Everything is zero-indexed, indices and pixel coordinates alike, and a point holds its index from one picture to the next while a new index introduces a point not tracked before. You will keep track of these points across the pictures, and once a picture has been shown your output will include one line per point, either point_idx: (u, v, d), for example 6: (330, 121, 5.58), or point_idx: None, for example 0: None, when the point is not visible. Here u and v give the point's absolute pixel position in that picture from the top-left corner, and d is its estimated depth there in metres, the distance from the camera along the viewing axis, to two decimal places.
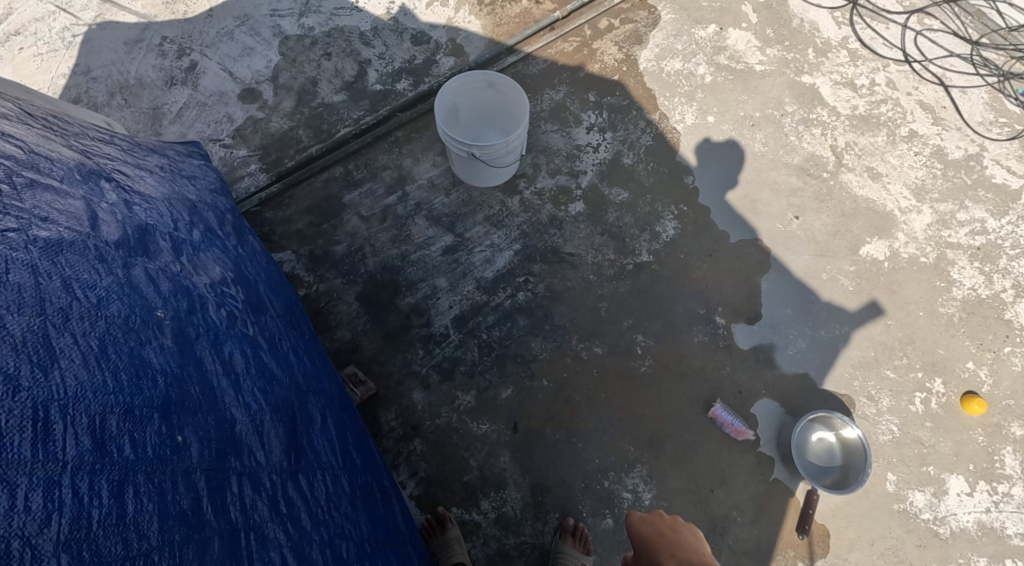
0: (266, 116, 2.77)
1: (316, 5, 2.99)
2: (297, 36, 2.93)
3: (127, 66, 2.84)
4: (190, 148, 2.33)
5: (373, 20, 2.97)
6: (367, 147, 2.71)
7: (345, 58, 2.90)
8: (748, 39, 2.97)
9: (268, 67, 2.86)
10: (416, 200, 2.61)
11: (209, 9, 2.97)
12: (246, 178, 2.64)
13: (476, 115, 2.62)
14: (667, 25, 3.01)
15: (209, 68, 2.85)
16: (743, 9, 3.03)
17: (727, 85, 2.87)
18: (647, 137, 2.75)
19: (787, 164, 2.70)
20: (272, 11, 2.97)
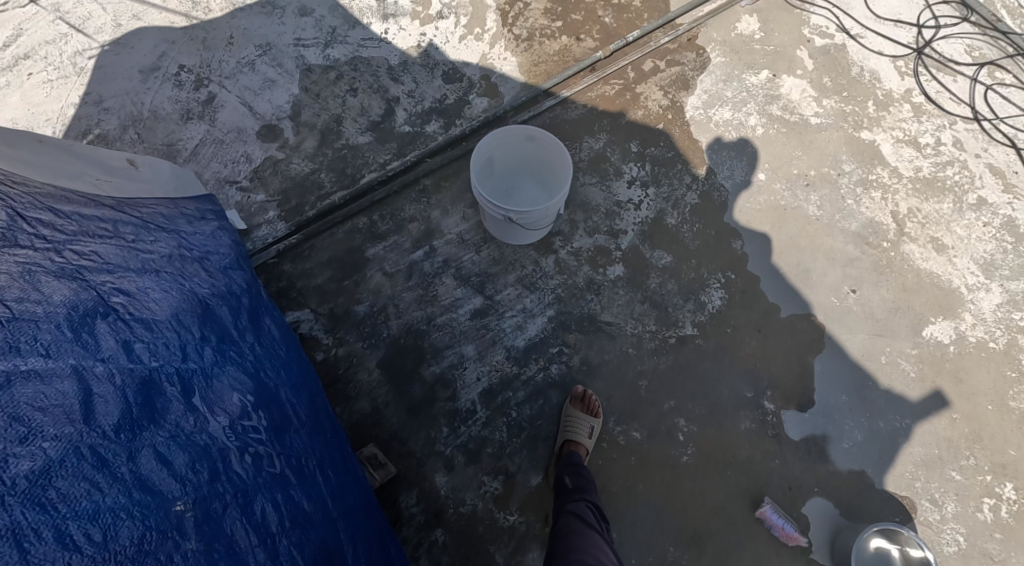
0: (286, 157, 2.59)
1: (342, 36, 2.83)
2: (322, 69, 2.77)
3: (141, 96, 2.66)
4: (203, 212, 2.15)
5: (401, 53, 2.82)
6: (392, 196, 2.53)
7: (372, 95, 2.72)
8: (803, 88, 2.77)
9: (290, 102, 2.69)
10: (444, 256, 2.44)
11: (229, 36, 2.80)
12: (264, 225, 2.47)
13: (510, 166, 2.43)
14: (716, 69, 2.82)
15: (228, 102, 2.68)
16: (799, 54, 2.84)
17: (780, 139, 2.67)
18: (693, 195, 2.56)
19: (843, 230, 2.50)
20: (295, 41, 2.81)
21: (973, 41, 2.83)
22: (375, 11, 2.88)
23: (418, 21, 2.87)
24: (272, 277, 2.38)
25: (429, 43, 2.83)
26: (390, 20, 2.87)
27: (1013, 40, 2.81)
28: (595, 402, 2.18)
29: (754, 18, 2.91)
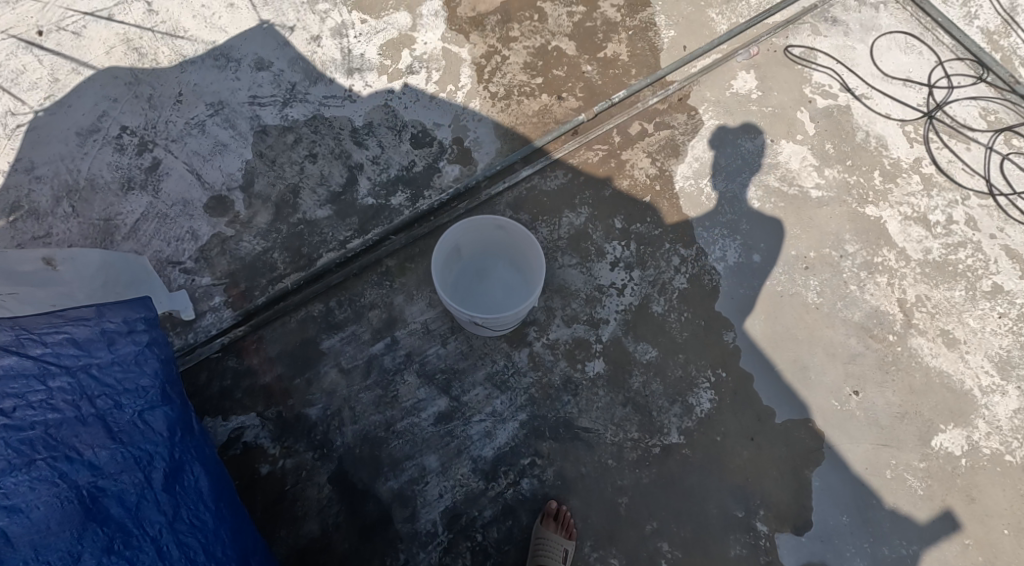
0: (236, 234, 2.36)
1: (302, 92, 2.58)
2: (278, 131, 2.52)
3: (77, 162, 2.41)
4: (132, 322, 1.90)
5: (367, 113, 2.56)
6: (351, 279, 2.30)
7: (333, 161, 2.48)
8: (804, 156, 2.55)
9: (243, 170, 2.45)
10: (407, 349, 2.22)
11: (178, 93, 2.54)
12: (209, 313, 2.24)
13: (479, 251, 2.27)
14: (709, 133, 2.60)
15: (174, 169, 2.43)
16: (799, 116, 2.61)
17: (777, 215, 2.45)
18: (682, 279, 2.35)
19: (845, 321, 2.28)
20: (250, 98, 2.56)
21: (988, 103, 2.60)
22: (339, 64, 2.63)
23: (385, 76, 2.61)
24: (215, 375, 2.16)
25: (396, 101, 2.58)
26: (356, 74, 2.62)
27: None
28: (569, 520, 2.01)
29: (752, 75, 2.69)
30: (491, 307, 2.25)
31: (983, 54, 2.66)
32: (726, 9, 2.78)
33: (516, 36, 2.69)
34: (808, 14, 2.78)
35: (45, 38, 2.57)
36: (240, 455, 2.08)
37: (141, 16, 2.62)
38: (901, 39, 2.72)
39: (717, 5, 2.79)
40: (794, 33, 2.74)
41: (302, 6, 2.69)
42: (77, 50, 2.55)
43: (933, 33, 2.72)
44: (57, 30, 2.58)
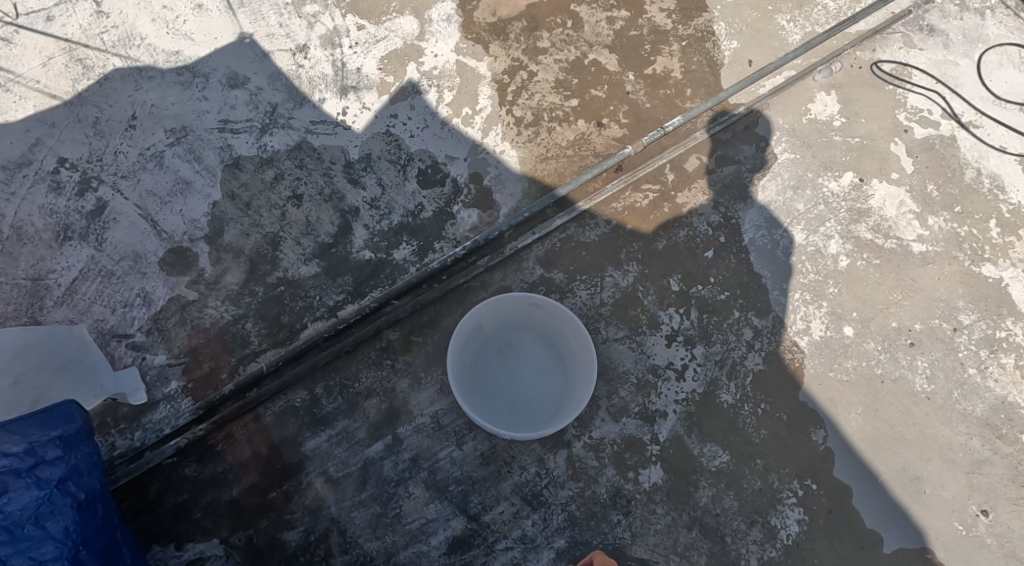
0: (199, 297, 1.89)
1: (285, 116, 2.09)
2: (255, 165, 2.04)
3: (2, 205, 1.92)
4: (39, 451, 1.52)
5: (364, 142, 2.09)
6: (342, 359, 1.83)
7: (322, 205, 2.01)
8: (901, 199, 2.06)
9: (210, 214, 1.98)
10: (413, 452, 1.77)
11: (131, 115, 2.05)
12: (162, 404, 1.76)
13: (502, 320, 1.82)
14: (783, 170, 2.11)
15: (123, 214, 1.95)
16: (893, 149, 2.11)
17: (872, 275, 1.97)
18: (755, 358, 1.89)
19: (965, 416, 1.82)
20: (221, 123, 2.07)
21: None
22: (331, 81, 2.14)
23: (385, 95, 2.14)
24: (168, 489, 1.71)
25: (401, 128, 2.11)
26: (350, 94, 2.13)
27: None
28: None
29: (832, 96, 2.19)
30: (518, 393, 1.81)
31: None
32: (798, 13, 2.27)
33: (545, 48, 2.21)
34: (900, 20, 2.25)
35: None
36: None
37: (88, 18, 2.11)
38: (1015, 52, 2.21)
39: (788, 8, 2.28)
40: (882, 44, 2.23)
41: (284, 6, 2.19)
42: (6, 60, 2.05)
43: None
44: None
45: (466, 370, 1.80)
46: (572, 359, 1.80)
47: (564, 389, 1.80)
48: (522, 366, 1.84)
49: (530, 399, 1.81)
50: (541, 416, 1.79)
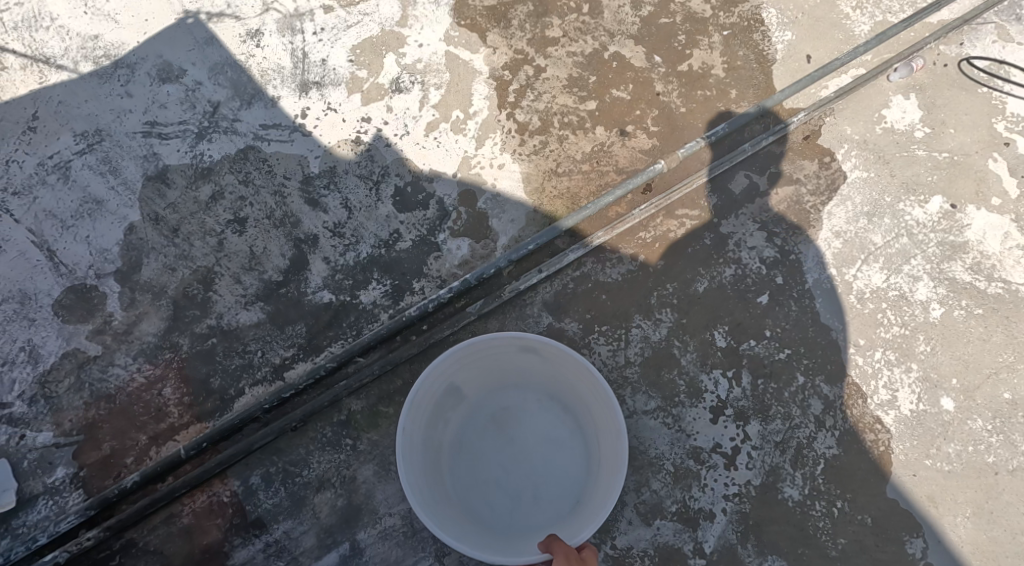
0: (106, 353, 1.46)
1: (228, 119, 1.65)
2: (187, 181, 1.60)
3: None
4: None
5: (327, 152, 1.65)
6: (287, 438, 1.41)
7: (271, 232, 1.58)
8: (1006, 232, 1.63)
9: (123, 240, 1.54)
10: (378, 564, 1.37)
11: (31, 113, 1.61)
12: (42, 499, 1.37)
13: (494, 380, 1.43)
14: (854, 192, 1.67)
15: (13, 242, 1.52)
16: (991, 166, 1.68)
17: (974, 329, 1.54)
18: (828, 440, 1.46)
19: None
20: (147, 125, 1.63)
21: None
22: (287, 75, 1.70)
23: (357, 96, 1.70)
24: None
25: (373, 138, 1.67)
26: (312, 91, 1.69)
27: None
28: None
29: (913, 98, 1.75)
30: (523, 477, 1.44)
31: None
32: None
33: (556, 37, 1.76)
34: (993, 7, 1.82)
35: None
36: None
37: None
38: None
39: None
40: (972, 36, 1.80)
41: None
42: None
43: None
44: None
45: (452, 452, 1.44)
46: (591, 426, 1.41)
47: (583, 466, 1.42)
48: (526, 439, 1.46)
49: (537, 483, 1.43)
50: (557, 506, 1.41)
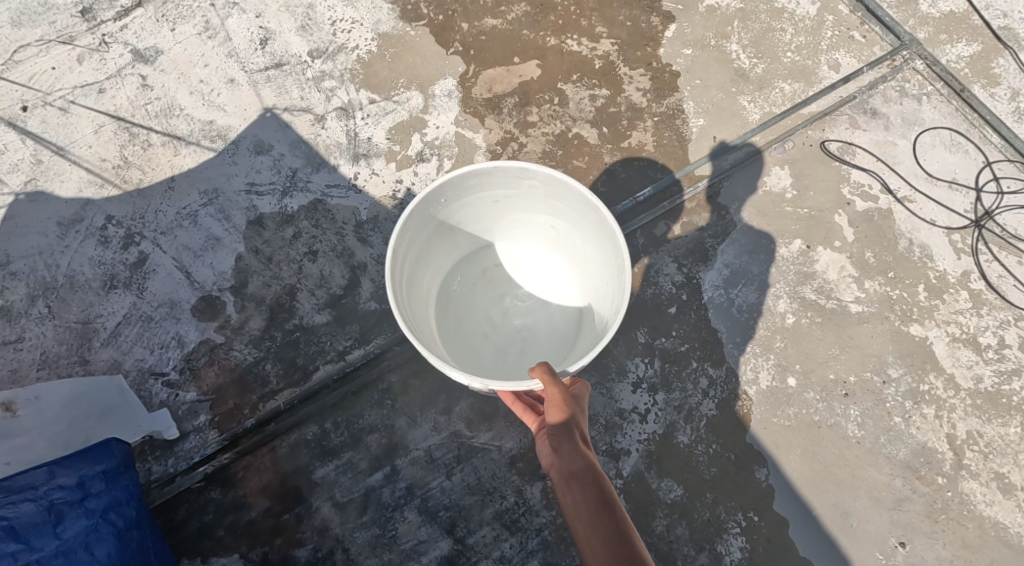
0: (226, 341, 2.16)
1: (304, 180, 2.36)
2: (276, 224, 2.30)
3: (57, 256, 2.20)
4: (87, 485, 1.72)
5: (371, 205, 2.35)
6: (349, 399, 2.10)
7: (335, 260, 2.27)
8: (843, 265, 2.33)
9: (235, 267, 2.25)
10: (408, 481, 2.03)
11: (170, 179, 2.33)
12: (192, 435, 2.03)
13: (496, 229, 2.08)
14: (740, 236, 2.37)
15: (161, 266, 2.22)
16: (837, 220, 2.39)
17: (814, 331, 2.25)
18: (710, 403, 2.15)
19: (889, 458, 2.10)
20: (248, 185, 2.34)
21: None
22: (344, 149, 2.41)
23: (393, 165, 2.41)
24: (194, 510, 1.96)
25: (403, 196, 2.37)
26: (362, 161, 2.40)
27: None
28: None
29: (786, 169, 2.46)
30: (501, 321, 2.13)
31: None
32: (759, 95, 2.55)
33: (534, 121, 2.48)
34: (846, 104, 2.54)
35: (30, 113, 2.36)
36: None
37: (135, 90, 2.42)
38: (945, 136, 2.50)
39: (749, 90, 2.56)
40: (831, 125, 2.52)
41: (306, 80, 2.48)
42: (64, 129, 2.35)
43: (981, 129, 2.50)
44: (44, 104, 2.37)
45: (449, 295, 2.12)
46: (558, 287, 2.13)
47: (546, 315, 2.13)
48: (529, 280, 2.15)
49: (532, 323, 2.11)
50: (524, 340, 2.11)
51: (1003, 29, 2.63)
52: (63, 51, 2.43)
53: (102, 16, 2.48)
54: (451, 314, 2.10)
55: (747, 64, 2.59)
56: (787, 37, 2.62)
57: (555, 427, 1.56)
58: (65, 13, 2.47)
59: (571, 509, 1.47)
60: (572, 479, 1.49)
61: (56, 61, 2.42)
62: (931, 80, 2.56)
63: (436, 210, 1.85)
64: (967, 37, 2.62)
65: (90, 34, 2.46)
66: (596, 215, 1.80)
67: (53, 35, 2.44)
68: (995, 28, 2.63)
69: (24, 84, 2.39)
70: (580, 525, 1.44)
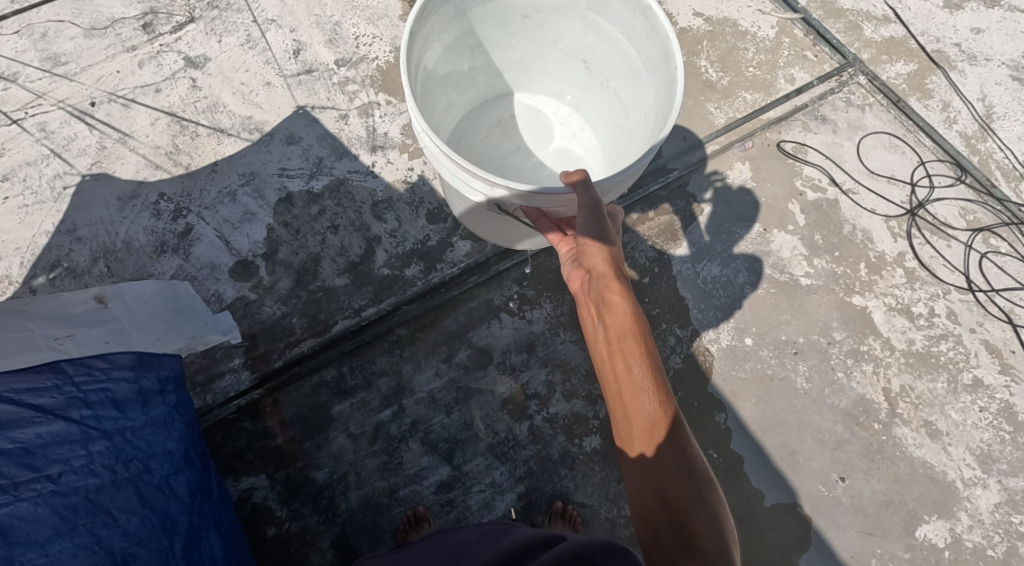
0: (258, 298, 2.35)
1: (329, 165, 2.46)
2: (304, 201, 2.43)
3: (116, 226, 2.36)
4: (164, 382, 2.05)
5: (386, 186, 2.46)
6: (364, 347, 2.34)
7: (353, 233, 2.41)
8: (795, 245, 2.51)
9: (267, 237, 2.39)
10: (413, 417, 2.31)
11: (213, 163, 2.44)
12: (227, 375, 2.31)
13: (518, 57, 2.23)
14: (705, 219, 2.52)
15: (204, 235, 2.38)
16: (791, 208, 2.54)
17: (769, 300, 2.46)
18: (677, 359, 2.40)
19: (832, 407, 2.38)
20: (280, 170, 2.45)
21: (968, 203, 2.54)
22: (364, 142, 2.50)
23: (406, 155, 2.50)
24: (229, 436, 2.26)
25: (417, 178, 2.48)
26: (379, 152, 2.50)
27: (1010, 208, 2.53)
28: (575, 516, 2.23)
29: (746, 165, 2.57)
30: (510, 165, 2.36)
31: (963, 158, 2.58)
32: (724, 102, 2.62)
33: None
34: (800, 111, 2.63)
35: (96, 109, 2.46)
36: (249, 515, 2.21)
37: (186, 92, 2.51)
38: (886, 139, 2.61)
39: (715, 97, 2.62)
40: (786, 128, 2.61)
41: (333, 85, 2.55)
42: (124, 120, 2.46)
43: (916, 134, 2.61)
44: (109, 100, 2.48)
45: (461, 143, 2.35)
46: (562, 135, 2.41)
47: (553, 158, 2.38)
48: (548, 128, 2.41)
49: (551, 166, 2.36)
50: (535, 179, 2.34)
51: (935, 52, 2.71)
52: (127, 57, 2.52)
53: (160, 29, 2.56)
54: (465, 155, 2.33)
55: (713, 76, 2.65)
56: (749, 55, 2.67)
57: (590, 252, 1.67)
58: (130, 26, 2.56)
59: (599, 329, 1.65)
60: (602, 305, 1.64)
61: (119, 65, 2.51)
62: (872, 93, 2.65)
63: (462, 16, 1.97)
64: (905, 58, 2.69)
65: (150, 44, 2.55)
66: (642, 23, 1.87)
67: (118, 46, 2.53)
68: (929, 51, 2.71)
69: (93, 84, 2.49)
70: (605, 345, 1.63)
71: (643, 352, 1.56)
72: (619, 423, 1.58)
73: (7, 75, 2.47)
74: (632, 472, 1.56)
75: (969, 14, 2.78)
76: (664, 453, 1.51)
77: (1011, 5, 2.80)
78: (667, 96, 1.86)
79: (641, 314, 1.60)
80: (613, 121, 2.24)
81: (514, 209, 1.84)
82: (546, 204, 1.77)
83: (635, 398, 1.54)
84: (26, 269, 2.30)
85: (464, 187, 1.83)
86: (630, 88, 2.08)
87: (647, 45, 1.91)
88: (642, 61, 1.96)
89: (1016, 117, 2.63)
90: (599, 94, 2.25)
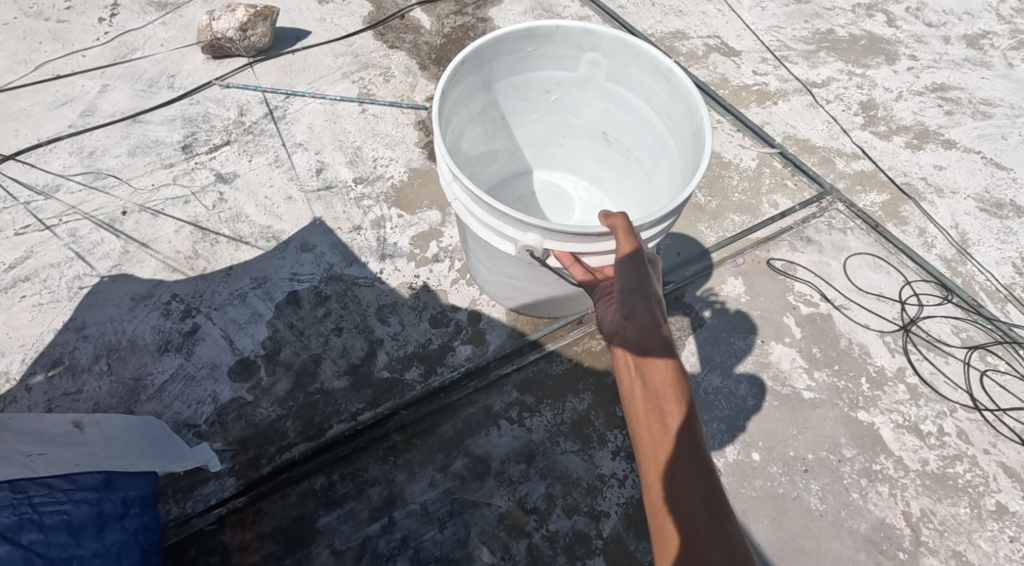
0: (254, 399, 2.32)
1: (339, 271, 2.55)
2: (311, 304, 2.48)
3: (125, 324, 2.40)
4: (127, 505, 1.95)
5: (392, 291, 2.53)
6: (358, 453, 2.25)
7: (356, 335, 2.43)
8: (793, 357, 2.47)
9: (269, 336, 2.42)
10: (403, 532, 2.17)
11: (228, 268, 2.54)
12: (210, 481, 2.19)
13: (540, 132, 2.47)
14: (704, 332, 2.50)
15: (209, 335, 2.40)
16: (786, 321, 2.53)
17: (774, 414, 2.37)
18: None
19: (851, 532, 2.20)
20: (292, 274, 2.54)
21: (959, 321, 2.55)
22: (373, 250, 2.61)
23: (413, 264, 2.60)
24: (203, 551, 2.10)
25: (422, 285, 2.55)
26: (387, 260, 2.60)
27: (999, 326, 2.54)
28: None
29: (739, 281, 2.61)
30: None
31: (946, 279, 2.63)
32: (714, 223, 2.73)
33: None
34: (786, 232, 2.73)
35: (127, 217, 2.62)
36: None
37: (212, 203, 2.67)
38: (870, 259, 2.68)
39: (705, 219, 2.74)
40: (774, 247, 2.69)
41: (350, 201, 2.72)
42: (150, 229, 2.60)
43: (898, 256, 2.69)
44: (140, 210, 2.64)
45: None
46: (583, 207, 2.58)
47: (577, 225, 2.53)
48: (568, 199, 2.59)
49: None
50: None
51: (904, 185, 2.88)
52: (163, 173, 2.74)
53: (197, 150, 2.80)
54: None
55: (702, 200, 2.79)
56: (733, 182, 2.84)
57: (630, 301, 1.70)
58: (170, 148, 2.80)
59: (637, 384, 1.63)
60: (642, 360, 1.63)
61: (155, 179, 2.72)
62: (851, 218, 2.77)
63: (491, 87, 2.22)
64: (877, 188, 2.86)
65: (185, 162, 2.77)
66: (664, 85, 2.11)
67: (156, 163, 2.76)
68: (899, 183, 2.89)
69: (127, 196, 2.67)
70: (641, 401, 1.62)
71: (682, 413, 1.57)
72: (648, 483, 1.55)
73: (52, 185, 2.67)
74: (661, 542, 1.51)
75: (930, 154, 2.99)
76: (700, 525, 1.48)
77: (966, 147, 3.02)
78: (694, 145, 2.04)
79: (683, 374, 1.61)
80: (635, 186, 2.42)
81: (546, 255, 1.94)
82: (583, 245, 1.90)
83: (671, 459, 1.52)
84: (25, 366, 2.30)
85: (494, 236, 1.99)
86: (651, 150, 2.29)
87: (669, 104, 2.13)
88: (664, 121, 2.18)
89: (990, 244, 2.74)
90: (619, 165, 2.46)
